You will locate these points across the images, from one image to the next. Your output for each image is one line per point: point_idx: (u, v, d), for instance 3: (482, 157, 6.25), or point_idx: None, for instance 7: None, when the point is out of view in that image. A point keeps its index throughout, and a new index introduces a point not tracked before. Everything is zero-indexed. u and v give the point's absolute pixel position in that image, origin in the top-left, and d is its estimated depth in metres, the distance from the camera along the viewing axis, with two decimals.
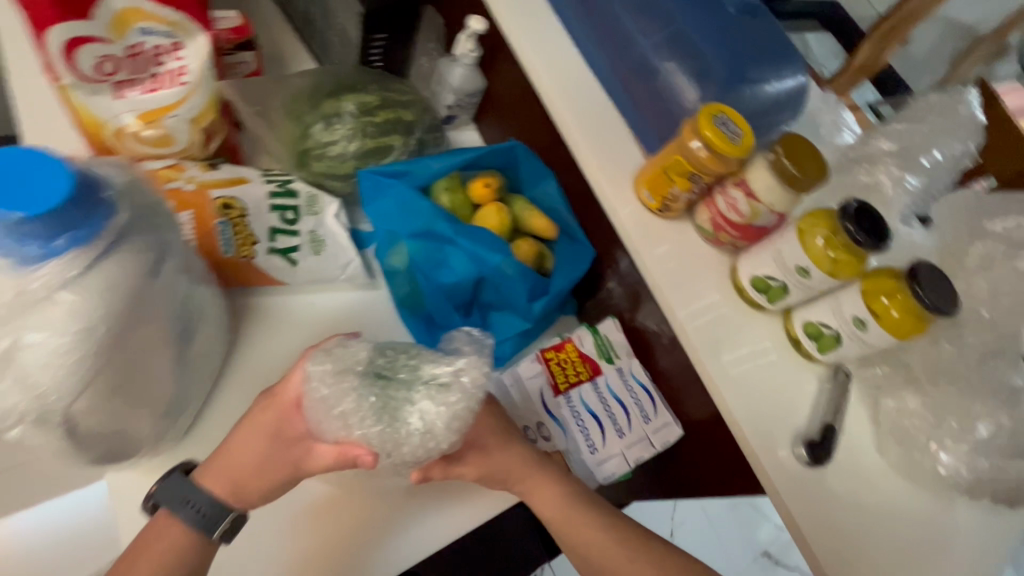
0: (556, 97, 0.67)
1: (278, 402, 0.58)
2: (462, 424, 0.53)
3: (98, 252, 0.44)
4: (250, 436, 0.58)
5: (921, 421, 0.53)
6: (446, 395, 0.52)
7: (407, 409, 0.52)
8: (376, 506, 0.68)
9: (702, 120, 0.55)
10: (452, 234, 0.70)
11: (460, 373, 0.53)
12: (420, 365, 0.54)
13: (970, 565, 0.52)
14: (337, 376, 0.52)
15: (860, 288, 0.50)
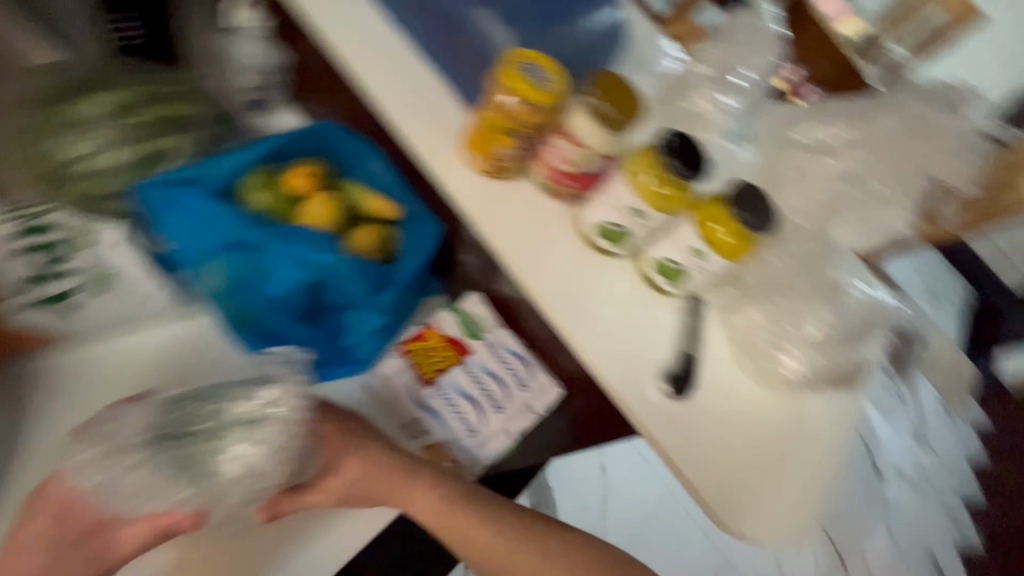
0: (362, 70, 0.62)
1: (49, 500, 0.45)
2: (291, 452, 0.47)
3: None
4: (26, 547, 0.45)
5: (763, 329, 0.60)
6: (261, 434, 0.45)
7: (216, 461, 0.44)
8: (243, 557, 0.57)
9: (505, 72, 0.52)
10: (265, 240, 0.57)
11: (271, 404, 0.45)
12: (220, 408, 0.45)
13: (816, 443, 0.61)
14: (109, 458, 0.43)
15: (692, 218, 0.54)
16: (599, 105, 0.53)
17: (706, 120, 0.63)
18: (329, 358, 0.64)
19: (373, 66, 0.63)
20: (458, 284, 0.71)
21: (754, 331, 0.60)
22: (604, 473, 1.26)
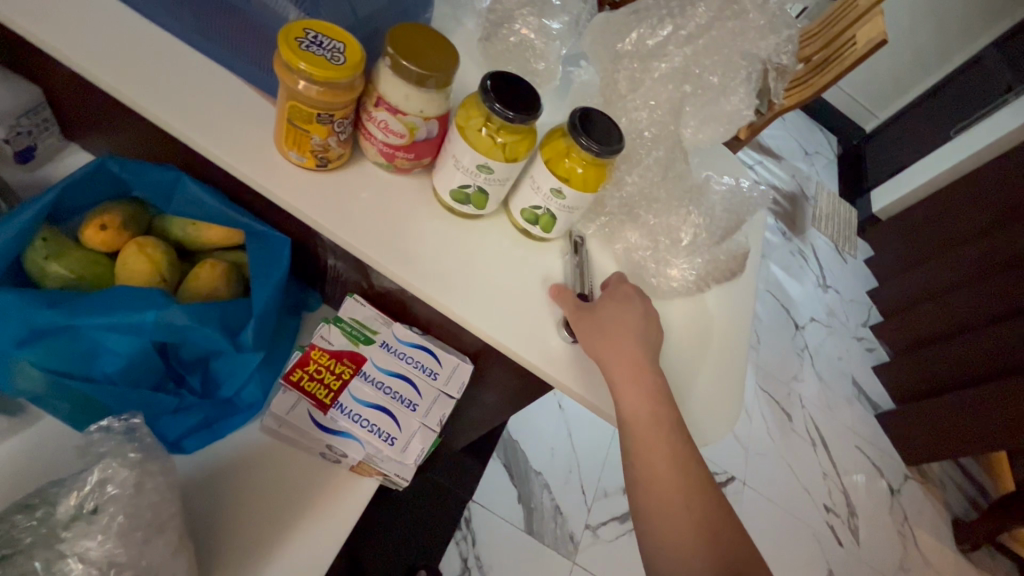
0: (116, 81, 0.50)
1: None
2: (148, 528, 0.43)
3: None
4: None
5: (645, 247, 0.60)
6: (101, 520, 0.40)
7: (58, 564, 0.39)
8: None
9: (285, 52, 0.43)
10: (65, 318, 0.47)
11: (104, 483, 0.42)
12: (49, 510, 0.41)
13: (733, 338, 0.61)
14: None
15: (543, 159, 0.52)
16: (404, 64, 0.46)
17: (536, 49, 0.62)
18: (210, 417, 0.56)
19: (132, 81, 0.50)
20: (335, 289, 0.65)
21: (638, 253, 0.60)
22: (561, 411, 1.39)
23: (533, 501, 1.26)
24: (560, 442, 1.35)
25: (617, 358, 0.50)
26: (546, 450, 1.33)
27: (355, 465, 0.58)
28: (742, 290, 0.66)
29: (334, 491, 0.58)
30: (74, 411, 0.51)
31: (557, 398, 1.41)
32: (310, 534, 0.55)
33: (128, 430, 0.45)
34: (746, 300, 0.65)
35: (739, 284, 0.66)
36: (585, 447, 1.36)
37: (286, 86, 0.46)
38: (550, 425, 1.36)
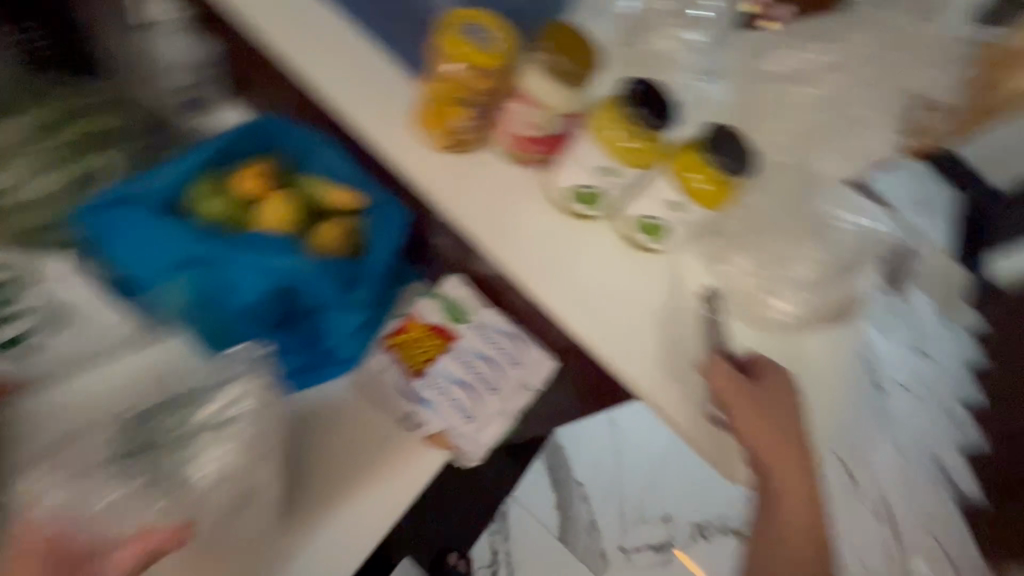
0: (295, 52, 0.57)
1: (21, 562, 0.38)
2: (263, 450, 0.46)
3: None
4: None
5: (755, 277, 0.56)
6: (227, 433, 0.45)
7: (185, 468, 0.43)
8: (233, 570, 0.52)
9: (446, 36, 0.48)
10: (220, 251, 0.53)
11: (234, 402, 0.46)
12: (183, 416, 0.45)
13: (839, 386, 0.56)
14: (75, 481, 0.41)
15: (674, 170, 0.52)
16: (547, 60, 0.49)
17: (671, 58, 0.60)
18: (310, 363, 0.61)
19: (301, 53, 0.57)
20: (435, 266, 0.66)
21: (750, 279, 0.56)
22: (612, 426, 1.25)
23: (572, 511, 1.25)
24: (606, 457, 1.25)
25: (748, 413, 0.51)
26: (590, 461, 1.26)
27: (427, 436, 0.60)
28: (865, 339, 0.57)
29: (404, 458, 0.60)
30: (207, 332, 0.57)
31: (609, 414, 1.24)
32: (378, 492, 0.58)
33: (254, 357, 0.49)
34: (867, 351, 0.57)
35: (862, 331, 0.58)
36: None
37: (435, 70, 0.50)
38: (598, 438, 1.25)
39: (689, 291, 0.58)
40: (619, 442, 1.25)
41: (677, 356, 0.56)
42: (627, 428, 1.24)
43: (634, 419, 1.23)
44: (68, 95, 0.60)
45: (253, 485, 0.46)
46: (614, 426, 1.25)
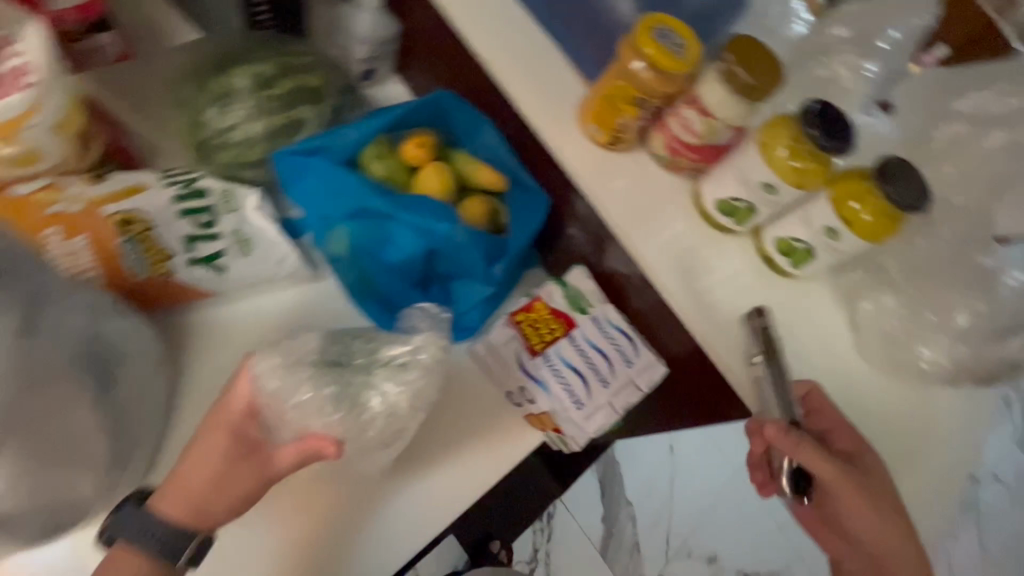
0: (480, 38, 0.59)
1: (221, 420, 0.47)
2: (427, 401, 0.51)
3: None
4: (208, 446, 0.47)
5: (899, 319, 0.56)
6: (407, 374, 0.49)
7: (367, 392, 0.48)
8: (352, 496, 0.59)
9: (639, 36, 0.49)
10: (389, 208, 0.58)
11: (418, 351, 0.50)
12: (377, 347, 0.50)
13: (956, 442, 0.57)
14: (288, 371, 0.47)
15: (830, 196, 0.51)
16: (734, 69, 0.49)
17: (843, 86, 0.61)
18: None
19: (487, 38, 0.59)
20: (560, 257, 0.69)
21: (886, 322, 0.56)
22: (671, 453, 1.23)
23: (616, 524, 1.26)
24: (660, 481, 1.24)
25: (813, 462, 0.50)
26: (643, 483, 1.25)
27: (529, 415, 0.64)
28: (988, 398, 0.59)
29: (507, 432, 0.65)
30: (357, 280, 0.62)
31: (670, 438, 1.22)
32: (480, 457, 0.63)
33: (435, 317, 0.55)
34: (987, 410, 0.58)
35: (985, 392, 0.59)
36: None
37: (623, 66, 0.52)
38: (654, 461, 1.24)
39: (818, 319, 0.58)
40: (676, 471, 1.23)
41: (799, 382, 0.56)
42: (686, 457, 1.22)
43: (695, 449, 1.21)
44: (274, 49, 0.58)
45: (405, 432, 0.51)
46: (672, 453, 1.23)
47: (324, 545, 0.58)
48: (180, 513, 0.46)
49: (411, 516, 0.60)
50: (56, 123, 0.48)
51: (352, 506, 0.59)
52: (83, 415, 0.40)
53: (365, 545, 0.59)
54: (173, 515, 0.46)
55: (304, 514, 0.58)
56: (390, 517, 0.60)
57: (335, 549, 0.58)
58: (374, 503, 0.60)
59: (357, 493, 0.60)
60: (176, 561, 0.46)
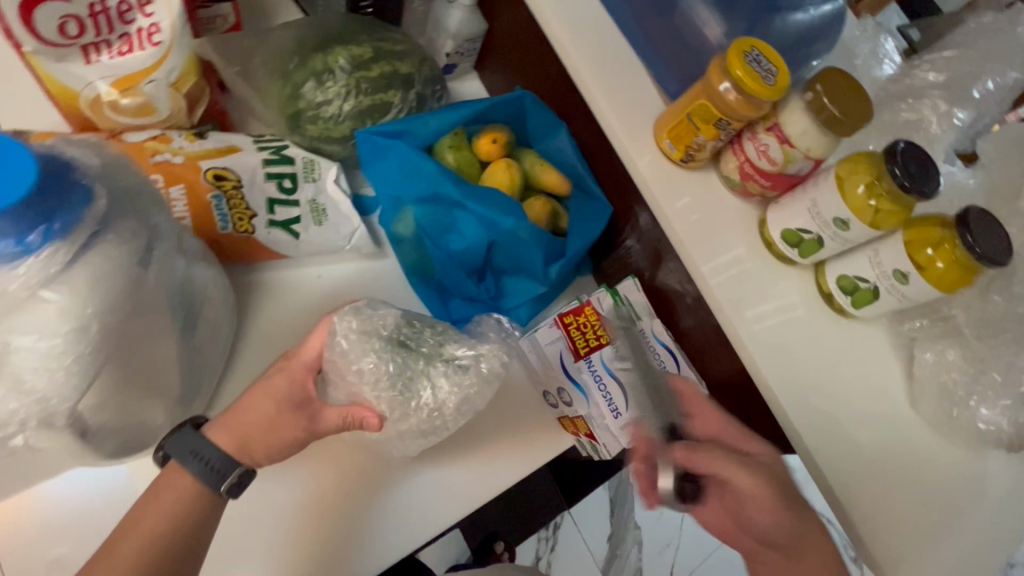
0: (568, 43, 0.61)
1: (292, 367, 0.49)
2: (474, 408, 0.54)
3: (79, 248, 0.32)
4: (268, 388, 0.48)
5: (959, 374, 0.54)
6: (465, 375, 0.52)
7: (422, 382, 0.52)
8: (379, 469, 0.59)
9: (732, 57, 0.49)
10: (460, 197, 0.60)
11: (480, 358, 0.53)
12: (443, 343, 0.53)
13: (1002, 510, 0.54)
14: (362, 340, 0.51)
15: (904, 238, 0.50)
16: (823, 101, 0.49)
17: (929, 131, 0.60)
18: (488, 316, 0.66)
19: (576, 43, 0.61)
20: (613, 267, 0.71)
21: (946, 375, 0.54)
22: None
23: (620, 547, 1.24)
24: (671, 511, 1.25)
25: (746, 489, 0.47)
26: (654, 511, 1.24)
27: (562, 417, 0.64)
28: None
29: (540, 432, 0.64)
30: (417, 261, 0.64)
31: None
32: (510, 453, 0.62)
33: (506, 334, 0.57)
34: None
35: None
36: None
37: (708, 85, 0.52)
38: None
39: (870, 362, 0.57)
40: None
41: (846, 424, 0.54)
42: None
43: None
44: (370, 34, 0.61)
45: (443, 430, 0.54)
46: None
47: (347, 515, 0.57)
48: (231, 445, 0.46)
49: (438, 498, 0.59)
50: (174, 80, 0.53)
51: (378, 481, 0.59)
52: (169, 346, 0.42)
53: (388, 524, 0.57)
54: (223, 445, 0.46)
55: (330, 480, 0.58)
56: (416, 497, 0.59)
57: (355, 523, 0.57)
58: (401, 481, 0.59)
59: (385, 469, 0.59)
60: (219, 488, 0.45)
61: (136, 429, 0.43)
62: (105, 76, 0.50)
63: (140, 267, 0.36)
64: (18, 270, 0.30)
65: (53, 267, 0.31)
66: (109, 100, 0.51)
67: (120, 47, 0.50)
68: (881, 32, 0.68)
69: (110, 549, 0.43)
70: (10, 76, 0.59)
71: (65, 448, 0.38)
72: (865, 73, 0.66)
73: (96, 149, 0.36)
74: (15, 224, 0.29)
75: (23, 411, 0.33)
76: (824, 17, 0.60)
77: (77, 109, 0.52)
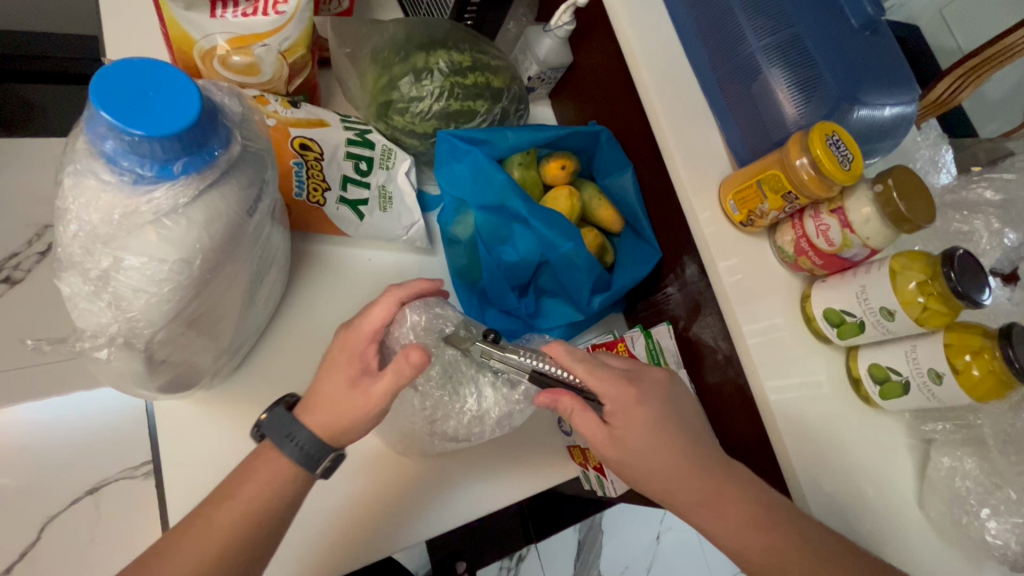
0: (653, 89, 0.63)
1: (349, 342, 0.49)
2: (512, 424, 0.56)
3: (207, 184, 0.35)
4: (335, 363, 0.48)
5: (973, 483, 0.55)
6: (511, 390, 0.54)
7: (470, 388, 0.54)
8: (388, 458, 0.59)
9: (814, 137, 0.52)
10: (524, 212, 0.62)
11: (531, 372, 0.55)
12: None
13: None
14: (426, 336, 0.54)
15: (944, 341, 0.52)
16: (891, 195, 0.51)
17: (977, 244, 0.62)
18: (520, 332, 0.67)
19: (661, 90, 0.63)
20: (646, 309, 0.73)
21: (961, 482, 0.55)
22: (656, 541, 1.30)
23: None
24: (637, 564, 1.29)
25: None
26: (619, 562, 1.28)
27: (573, 446, 0.62)
28: None
29: (547, 453, 0.64)
30: (466, 264, 0.66)
31: (659, 525, 1.31)
32: (515, 470, 0.62)
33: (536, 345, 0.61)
34: None
35: None
36: None
37: (785, 158, 0.55)
38: (639, 543, 1.29)
39: (888, 452, 0.58)
40: (655, 559, 1.29)
41: (854, 509, 0.55)
42: (668, 549, 1.30)
43: (678, 543, 1.30)
44: (471, 45, 0.64)
45: (480, 439, 0.56)
46: (659, 542, 1.30)
47: (347, 499, 0.57)
48: (322, 430, 0.46)
49: (438, 498, 0.59)
50: (285, 48, 0.55)
51: (382, 470, 0.59)
52: (236, 294, 0.44)
53: (386, 516, 0.58)
54: (314, 428, 0.46)
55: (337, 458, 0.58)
56: (417, 492, 0.59)
57: (353, 507, 0.57)
58: (406, 475, 0.59)
59: (391, 459, 0.59)
60: (314, 469, 0.47)
61: (185, 367, 0.44)
62: (224, 31, 0.52)
63: (245, 216, 0.39)
64: (150, 195, 0.33)
65: (182, 198, 0.34)
66: (221, 53, 0.53)
67: (245, 9, 0.52)
68: (942, 141, 0.71)
69: (201, 518, 0.44)
70: (130, 17, 0.63)
71: (126, 370, 0.40)
72: (921, 178, 0.69)
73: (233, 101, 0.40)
74: (165, 152, 0.32)
75: (113, 326, 0.36)
76: (896, 117, 0.62)
77: (189, 56, 0.54)
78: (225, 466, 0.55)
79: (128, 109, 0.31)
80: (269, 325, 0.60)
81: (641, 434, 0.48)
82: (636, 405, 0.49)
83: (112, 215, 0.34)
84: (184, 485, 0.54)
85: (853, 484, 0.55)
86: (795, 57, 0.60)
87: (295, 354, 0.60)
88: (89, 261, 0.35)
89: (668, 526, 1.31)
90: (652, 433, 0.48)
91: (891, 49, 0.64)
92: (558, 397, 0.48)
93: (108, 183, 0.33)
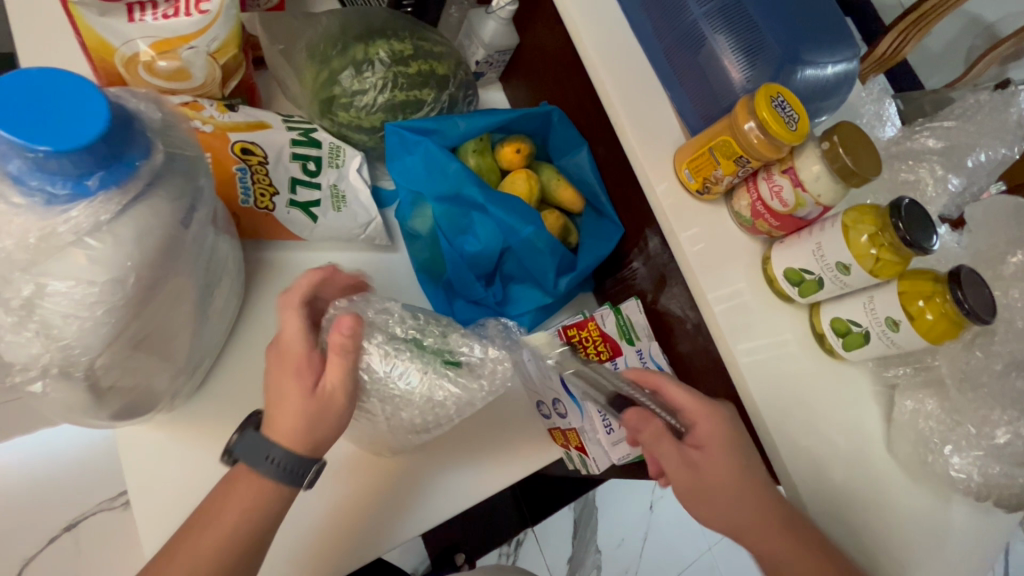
0: (601, 65, 0.62)
1: (286, 358, 0.46)
2: (472, 409, 0.55)
3: (131, 198, 0.33)
4: (284, 386, 0.45)
5: (936, 423, 0.57)
6: (473, 374, 0.54)
7: (432, 383, 0.52)
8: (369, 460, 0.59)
9: (759, 100, 0.52)
10: (482, 200, 0.61)
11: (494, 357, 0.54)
12: (449, 337, 0.54)
13: (961, 556, 0.57)
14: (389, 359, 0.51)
15: (898, 289, 0.53)
16: (839, 152, 0.52)
17: (925, 191, 0.64)
18: None
19: (608, 65, 0.63)
20: (614, 285, 0.74)
21: (924, 422, 0.57)
22: (650, 511, 1.33)
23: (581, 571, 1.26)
24: (633, 536, 1.31)
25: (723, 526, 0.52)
26: (616, 536, 1.30)
27: (553, 428, 0.62)
28: (996, 524, 0.59)
29: (528, 438, 0.64)
30: (429, 258, 0.66)
31: (651, 496, 1.34)
32: (498, 458, 0.62)
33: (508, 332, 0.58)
34: (994, 536, 0.59)
35: (996, 516, 0.60)
36: (653, 559, 1.31)
37: (733, 123, 0.55)
38: (634, 515, 1.32)
39: (856, 402, 0.60)
40: (651, 529, 1.32)
41: (829, 460, 0.56)
42: (662, 518, 1.33)
43: (671, 511, 1.33)
44: (411, 32, 0.62)
45: (440, 425, 0.55)
46: (653, 512, 1.33)
47: (330, 505, 0.56)
48: (301, 446, 0.45)
49: (425, 494, 0.59)
50: (214, 48, 0.52)
51: (362, 474, 0.58)
52: (185, 311, 0.42)
53: (371, 518, 0.57)
54: (290, 444, 0.45)
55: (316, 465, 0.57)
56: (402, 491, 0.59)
57: (335, 513, 0.56)
58: (389, 475, 0.59)
59: (373, 462, 0.59)
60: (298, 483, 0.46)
61: (139, 392, 0.42)
62: (145, 36, 0.50)
63: (180, 229, 0.37)
64: (67, 214, 0.31)
65: (104, 215, 0.32)
66: (145, 60, 0.51)
67: (165, 10, 0.49)
68: (885, 92, 0.73)
69: (186, 548, 0.43)
70: (44, 30, 0.59)
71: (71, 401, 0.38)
72: (869, 132, 0.70)
73: (157, 112, 0.38)
74: (77, 167, 0.30)
75: (47, 357, 0.34)
76: (840, 74, 0.63)
77: (111, 64, 0.51)
78: (199, 486, 0.53)
79: (30, 125, 0.29)
80: (230, 338, 0.58)
81: (714, 455, 0.50)
82: (717, 433, 0.51)
83: (27, 239, 0.32)
84: (158, 513, 0.52)
85: (826, 435, 0.57)
86: (737, 21, 0.60)
87: (261, 365, 0.58)
88: (9, 291, 0.33)
89: (661, 496, 1.34)
90: (711, 428, 0.51)
91: (828, 6, 0.65)
92: (647, 420, 0.51)
93: (18, 207, 0.31)
